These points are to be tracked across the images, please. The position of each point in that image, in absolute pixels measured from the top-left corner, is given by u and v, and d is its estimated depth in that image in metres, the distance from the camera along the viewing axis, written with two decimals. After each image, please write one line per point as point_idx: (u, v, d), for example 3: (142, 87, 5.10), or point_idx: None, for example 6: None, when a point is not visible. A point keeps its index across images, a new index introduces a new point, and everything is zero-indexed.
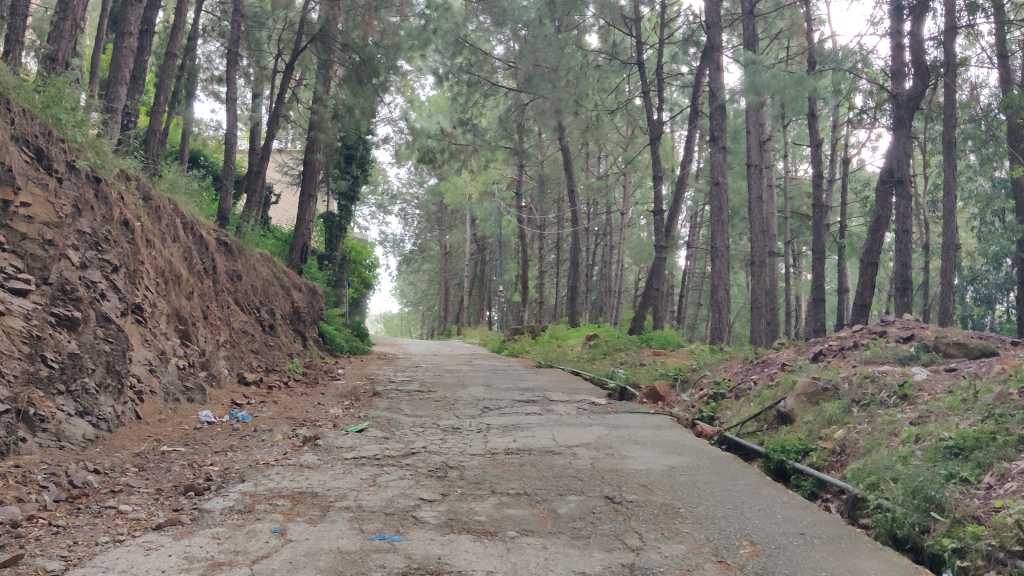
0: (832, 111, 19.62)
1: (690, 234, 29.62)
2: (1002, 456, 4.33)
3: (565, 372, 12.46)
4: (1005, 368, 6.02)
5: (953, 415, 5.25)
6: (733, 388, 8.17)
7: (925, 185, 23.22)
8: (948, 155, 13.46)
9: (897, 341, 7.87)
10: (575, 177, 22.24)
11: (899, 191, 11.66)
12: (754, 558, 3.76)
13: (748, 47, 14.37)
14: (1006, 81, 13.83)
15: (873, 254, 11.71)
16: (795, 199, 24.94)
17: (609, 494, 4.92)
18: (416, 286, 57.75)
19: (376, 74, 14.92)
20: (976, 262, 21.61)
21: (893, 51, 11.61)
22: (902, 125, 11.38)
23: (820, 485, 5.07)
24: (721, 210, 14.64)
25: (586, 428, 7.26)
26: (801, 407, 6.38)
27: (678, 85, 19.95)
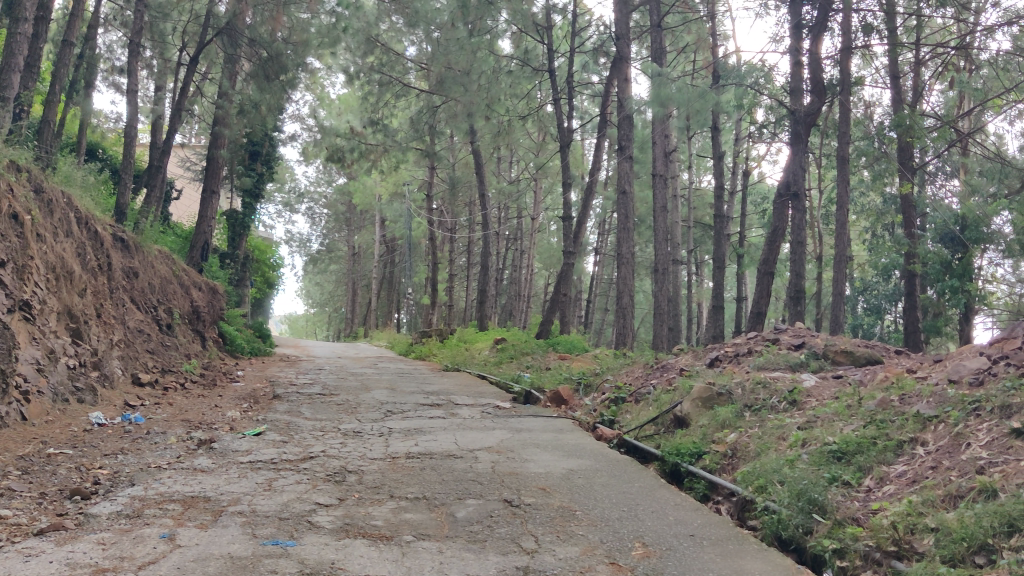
0: (735, 124, 20.19)
1: (597, 240, 30.00)
2: (881, 460, 4.54)
3: (471, 375, 12.47)
4: (888, 376, 6.29)
5: (838, 420, 5.45)
6: (633, 392, 8.31)
7: (821, 199, 24.06)
8: (841, 170, 13.92)
9: (789, 348, 8.16)
10: (485, 181, 22.25)
11: (794, 204, 12.04)
12: (645, 559, 3.83)
13: (655, 59, 14.66)
14: (897, 101, 14.42)
15: (769, 264, 12.05)
16: (699, 209, 25.52)
17: (507, 497, 4.94)
18: (323, 286, 56.92)
19: (284, 71, 14.66)
20: (867, 274, 22.48)
21: (792, 68, 11.99)
22: (799, 140, 11.79)
23: (711, 488, 5.19)
24: (627, 217, 14.90)
25: (488, 431, 7.28)
26: (696, 412, 6.51)
27: (588, 94, 20.20)
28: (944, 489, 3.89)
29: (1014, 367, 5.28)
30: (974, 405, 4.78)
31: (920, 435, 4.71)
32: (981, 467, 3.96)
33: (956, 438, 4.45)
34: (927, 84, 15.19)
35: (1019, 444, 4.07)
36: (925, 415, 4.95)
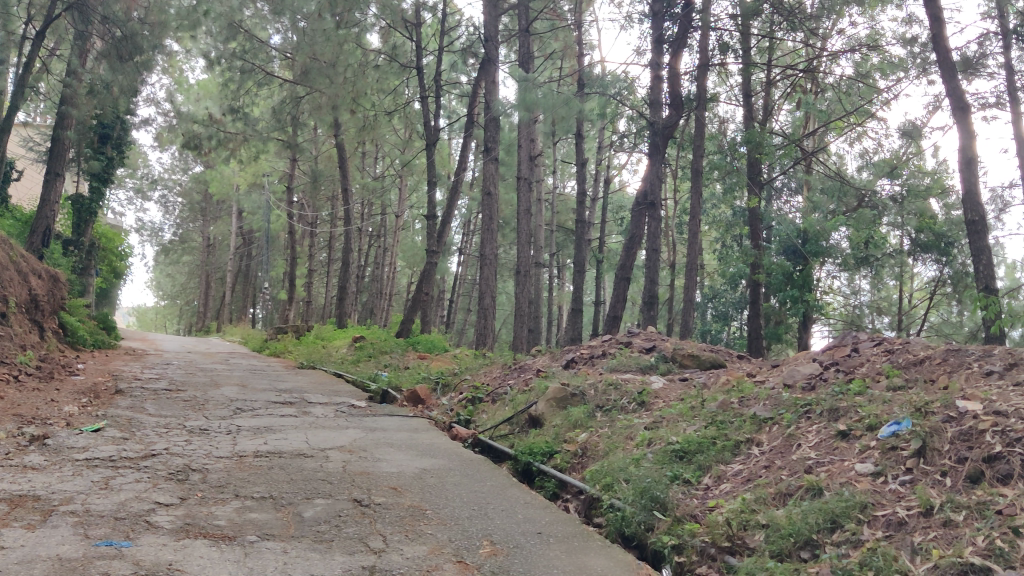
0: (598, 133, 20.63)
1: (461, 241, 30.05)
2: (719, 459, 4.75)
3: (327, 373, 12.26)
4: (729, 379, 6.60)
5: (682, 421, 5.65)
6: (489, 392, 8.38)
7: (675, 208, 24.89)
8: (695, 184, 14.18)
9: (640, 351, 8.42)
10: (349, 177, 21.91)
11: (651, 213, 12.39)
12: (492, 558, 3.84)
13: (522, 64, 14.82)
14: (749, 117, 15.07)
15: (626, 269, 12.36)
16: (561, 213, 25.94)
17: (357, 497, 4.88)
18: (175, 278, 54.69)
19: (139, 51, 14.03)
20: (716, 282, 23.40)
21: (653, 82, 12.37)
22: (657, 151, 12.18)
23: (561, 486, 5.29)
24: (491, 218, 14.97)
25: (341, 430, 7.17)
26: (550, 411, 6.60)
27: (456, 93, 20.19)
28: (775, 487, 4.09)
29: (842, 373, 5.65)
30: (806, 408, 5.07)
31: (756, 437, 4.94)
32: (809, 467, 4.20)
33: (789, 439, 4.70)
34: (776, 104, 15.96)
35: (844, 445, 4.34)
36: (761, 417, 5.21)
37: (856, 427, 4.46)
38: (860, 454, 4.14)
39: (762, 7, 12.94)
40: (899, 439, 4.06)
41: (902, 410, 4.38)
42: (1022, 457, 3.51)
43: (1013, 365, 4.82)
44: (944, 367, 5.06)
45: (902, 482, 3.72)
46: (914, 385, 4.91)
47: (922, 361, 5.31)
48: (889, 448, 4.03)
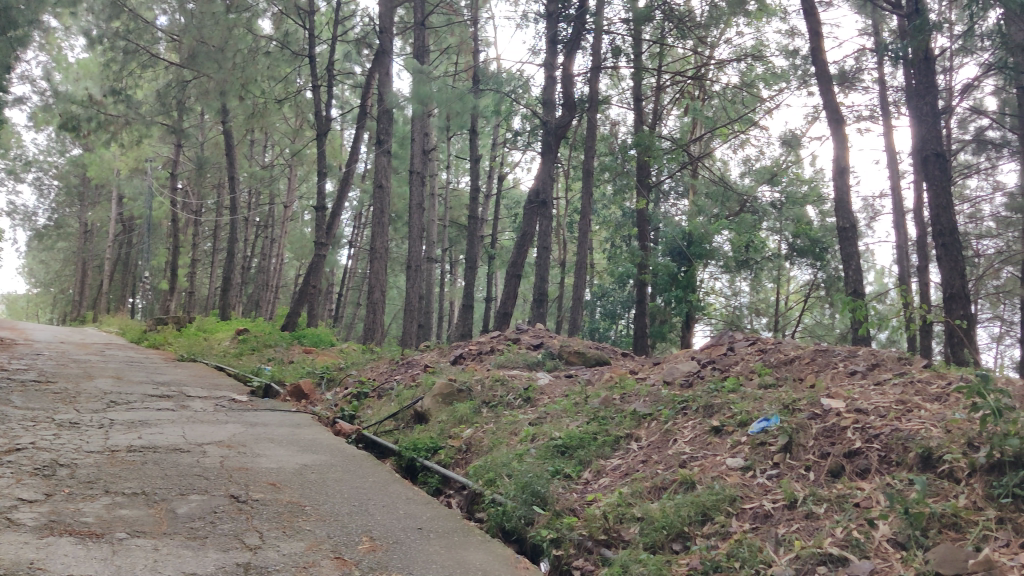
0: (492, 129, 20.67)
1: (352, 234, 29.63)
2: (599, 454, 4.84)
3: (208, 366, 11.90)
4: (613, 376, 6.74)
5: (566, 416, 5.73)
6: (375, 387, 8.31)
7: (566, 207, 25.14)
8: (585, 184, 14.18)
9: (527, 348, 8.49)
10: (236, 165, 21.32)
11: (543, 213, 12.46)
12: (371, 554, 3.79)
13: (417, 57, 14.72)
14: (640, 121, 15.21)
15: (517, 267, 12.42)
16: (454, 209, 25.87)
17: (234, 493, 4.76)
18: (48, 265, 52.14)
19: (14, 26, 13.33)
20: (605, 281, 23.77)
21: (546, 81, 12.47)
22: (549, 150, 12.27)
23: (444, 482, 5.27)
24: (383, 212, 14.80)
25: (221, 426, 6.98)
26: (436, 407, 6.58)
27: (350, 83, 19.91)
28: (651, 482, 4.19)
29: (718, 371, 5.84)
30: (683, 404, 5.23)
31: (635, 432, 5.06)
32: (683, 461, 4.33)
33: (666, 434, 4.83)
34: (665, 109, 16.31)
35: (717, 440, 4.49)
36: (640, 412, 5.33)
37: (729, 423, 4.63)
38: (732, 448, 4.29)
39: (654, 14, 13.18)
40: (768, 435, 4.22)
41: (772, 406, 4.56)
42: (878, 453, 3.71)
43: (875, 365, 5.09)
44: (812, 367, 5.30)
45: (769, 475, 3.87)
46: (784, 382, 5.12)
47: (793, 360, 5.54)
48: (759, 444, 4.19)
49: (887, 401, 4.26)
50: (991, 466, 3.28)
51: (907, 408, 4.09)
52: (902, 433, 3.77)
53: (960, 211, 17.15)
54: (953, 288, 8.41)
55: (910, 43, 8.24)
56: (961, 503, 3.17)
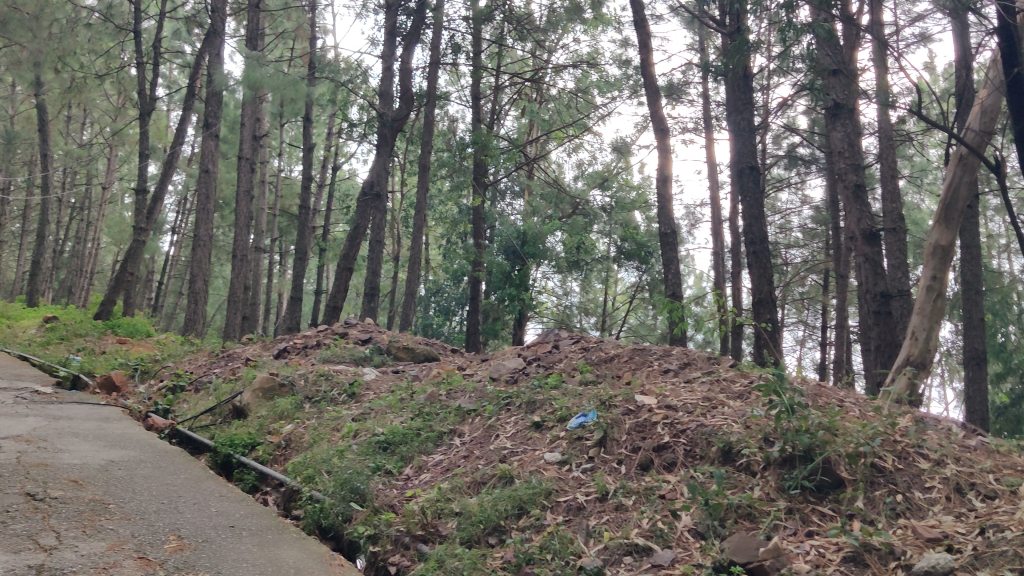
0: (327, 118, 20.27)
1: (176, 220, 28.32)
2: (421, 449, 4.84)
3: (9, 356, 11.07)
4: (440, 372, 6.78)
5: (390, 412, 5.71)
6: (193, 380, 7.99)
7: (401, 202, 24.90)
8: (421, 176, 13.71)
9: (355, 342, 8.40)
10: (49, 141, 19.95)
11: (376, 205, 12.31)
12: (178, 553, 3.62)
13: (251, 39, 14.20)
14: (477, 118, 15.26)
15: (349, 260, 12.22)
16: (285, 198, 25.16)
17: (30, 491, 4.43)
18: None
19: None
20: (438, 277, 23.73)
21: (384, 73, 12.36)
22: (384, 143, 12.13)
23: (261, 478, 5.12)
24: (209, 198, 14.21)
25: (19, 419, 6.50)
26: (255, 402, 6.38)
27: (178, 63, 19.02)
28: (471, 477, 4.23)
29: (542, 368, 5.97)
30: (506, 400, 5.31)
31: (459, 428, 5.10)
32: (503, 456, 4.39)
33: (488, 430, 4.89)
34: (503, 109, 16.45)
35: (537, 435, 4.59)
36: (465, 408, 5.38)
37: (549, 418, 4.74)
38: (550, 443, 4.40)
39: (494, 14, 13.27)
40: (585, 430, 4.35)
41: (590, 402, 4.70)
42: (685, 447, 3.90)
43: (687, 364, 5.35)
44: (630, 364, 5.51)
45: (584, 469, 3.99)
46: (603, 379, 5.29)
47: (612, 358, 5.74)
48: (576, 438, 4.31)
49: (695, 397, 4.49)
50: (783, 460, 3.52)
51: (713, 405, 4.33)
52: (707, 428, 3.98)
53: (772, 221, 18.24)
54: (762, 294, 8.92)
55: (729, 60, 8.58)
56: (756, 494, 3.38)
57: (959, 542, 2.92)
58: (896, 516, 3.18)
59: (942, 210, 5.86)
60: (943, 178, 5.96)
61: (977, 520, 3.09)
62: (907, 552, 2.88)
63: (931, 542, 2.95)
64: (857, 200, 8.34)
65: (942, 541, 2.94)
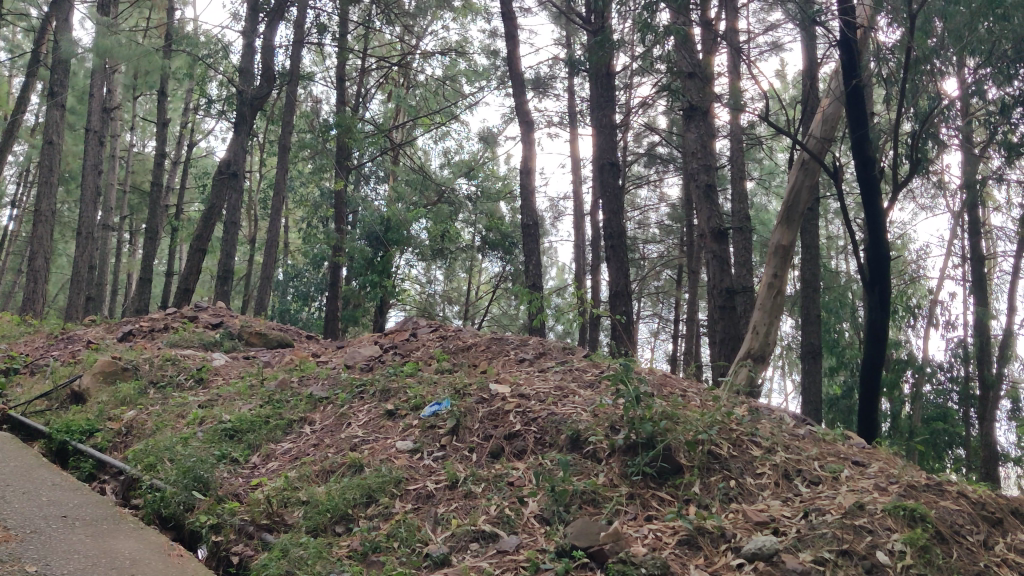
0: (184, 93, 19.44)
1: (14, 193, 26.55)
2: (269, 438, 4.73)
3: None
4: (293, 359, 6.66)
5: (239, 398, 5.57)
6: (28, 363, 7.53)
7: (260, 182, 24.12)
8: (281, 156, 13.37)
9: (206, 326, 8.13)
10: None
11: (233, 184, 11.90)
12: (2, 545, 3.42)
13: (103, 5, 13.46)
14: (341, 101, 14.95)
15: (201, 241, 11.77)
16: (137, 174, 24.00)
17: None
18: None
19: None
20: (297, 261, 23.16)
21: (245, 49, 11.97)
22: (242, 122, 11.75)
23: (98, 466, 4.88)
24: (51, 170, 13.37)
25: None
26: (96, 386, 6.09)
27: (22, 25, 17.85)
28: (319, 465, 4.17)
29: (399, 356, 5.95)
30: (360, 387, 5.28)
31: (310, 415, 5.03)
32: (354, 444, 4.35)
33: (340, 417, 4.84)
34: (369, 93, 16.20)
35: (389, 423, 4.58)
36: (317, 396, 5.30)
37: (402, 407, 4.73)
38: (402, 431, 4.39)
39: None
40: (438, 418, 4.37)
41: (443, 391, 4.72)
42: (534, 435, 3.97)
43: (542, 354, 5.44)
44: (487, 353, 5.56)
45: (435, 457, 4.01)
46: (458, 368, 5.31)
47: (469, 347, 5.78)
48: (428, 426, 4.32)
49: (547, 386, 4.58)
50: (627, 447, 3.64)
51: (564, 394, 4.43)
52: (557, 417, 4.07)
53: (631, 217, 18.73)
54: (619, 287, 9.14)
55: (593, 57, 8.69)
56: (600, 480, 3.47)
57: (784, 525, 3.10)
58: (729, 501, 3.34)
59: (785, 211, 6.18)
60: (786, 182, 6.26)
61: (801, 505, 3.28)
62: (737, 535, 3.03)
63: (759, 526, 3.11)
64: (709, 199, 8.61)
65: (769, 524, 3.11)
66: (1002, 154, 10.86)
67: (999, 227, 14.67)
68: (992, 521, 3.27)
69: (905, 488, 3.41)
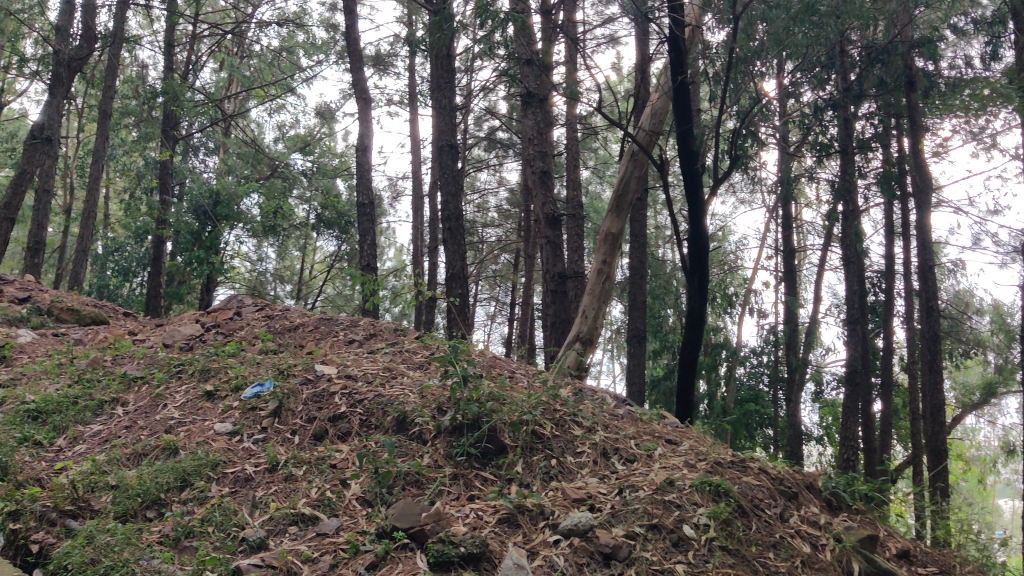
0: None
1: None
2: (77, 420, 4.47)
3: None
4: (108, 337, 6.33)
5: (45, 378, 5.24)
6: None
7: (78, 149, 22.62)
8: (102, 122, 12.58)
9: (11, 301, 7.59)
10: None
11: (47, 150, 11.09)
12: None
13: None
14: (170, 68, 14.23)
15: (9, 209, 10.90)
16: None
17: None
18: None
19: None
20: (118, 234, 21.91)
21: (63, 6, 11.17)
22: (58, 84, 10.96)
23: None
24: None
25: None
26: None
27: None
28: (131, 448, 3.98)
29: (222, 335, 5.76)
30: (178, 367, 5.08)
31: (122, 396, 4.79)
32: (169, 427, 4.19)
33: (155, 399, 4.65)
34: (200, 60, 15.49)
35: (208, 405, 4.42)
36: (131, 376, 5.06)
37: (223, 388, 4.58)
38: (222, 413, 4.26)
39: None
40: (260, 400, 4.26)
41: (267, 371, 4.62)
42: (360, 418, 3.95)
43: (372, 335, 5.40)
44: (315, 334, 5.46)
45: (256, 440, 3.91)
46: (284, 349, 5.20)
47: (297, 327, 5.66)
48: (249, 408, 4.21)
49: (374, 368, 4.56)
50: (453, 428, 3.68)
51: (392, 375, 4.43)
52: (383, 399, 4.06)
53: (470, 200, 18.81)
54: (455, 269, 9.16)
55: (433, 37, 8.64)
56: (425, 461, 3.48)
57: (600, 502, 3.22)
58: (549, 479, 3.43)
59: (615, 199, 6.37)
60: (617, 170, 6.45)
61: (616, 481, 3.41)
62: (555, 512, 3.12)
63: (577, 503, 3.21)
64: (543, 185, 8.75)
65: (586, 501, 3.22)
66: (814, 154, 11.59)
67: (810, 222, 15.66)
68: (788, 495, 3.51)
69: (712, 465, 3.61)
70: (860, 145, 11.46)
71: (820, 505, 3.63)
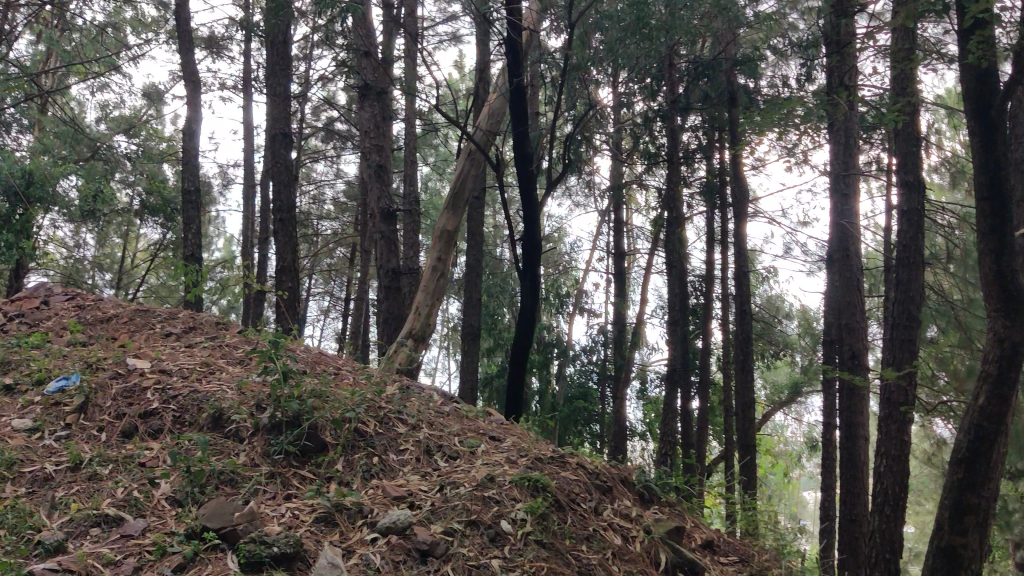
0: None
1: None
2: None
3: None
4: None
5: None
6: None
7: None
8: None
9: None
10: None
11: None
12: None
13: None
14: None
15: None
16: None
17: None
18: None
19: None
20: None
21: None
22: None
23: None
24: None
25: None
26: None
27: None
28: None
29: (25, 326, 5.41)
30: None
31: None
32: None
33: None
34: (14, 30, 14.40)
35: (5, 399, 4.14)
36: None
37: (23, 381, 4.30)
38: (21, 408, 4.00)
39: None
40: (64, 395, 4.04)
41: (73, 364, 4.38)
42: (173, 414, 3.81)
43: (191, 328, 5.21)
44: (129, 325, 5.22)
45: (58, 437, 3.69)
46: (94, 341, 4.94)
47: (110, 318, 5.39)
48: (52, 404, 3.98)
49: (191, 362, 4.41)
50: (272, 426, 3.61)
51: (209, 371, 4.31)
52: (199, 396, 3.94)
53: (306, 191, 18.40)
54: (284, 262, 8.93)
55: (268, 22, 8.39)
56: (240, 459, 3.40)
57: (420, 499, 3.24)
58: (369, 477, 3.43)
59: (450, 196, 6.42)
60: (452, 169, 6.51)
61: (437, 478, 3.44)
62: (373, 510, 3.12)
63: (396, 500, 3.22)
64: (378, 179, 8.67)
65: (405, 499, 3.23)
66: (645, 162, 12.01)
67: (640, 226, 16.25)
68: (603, 489, 3.65)
69: (531, 460, 3.69)
70: (687, 154, 11.97)
71: (632, 498, 3.79)
